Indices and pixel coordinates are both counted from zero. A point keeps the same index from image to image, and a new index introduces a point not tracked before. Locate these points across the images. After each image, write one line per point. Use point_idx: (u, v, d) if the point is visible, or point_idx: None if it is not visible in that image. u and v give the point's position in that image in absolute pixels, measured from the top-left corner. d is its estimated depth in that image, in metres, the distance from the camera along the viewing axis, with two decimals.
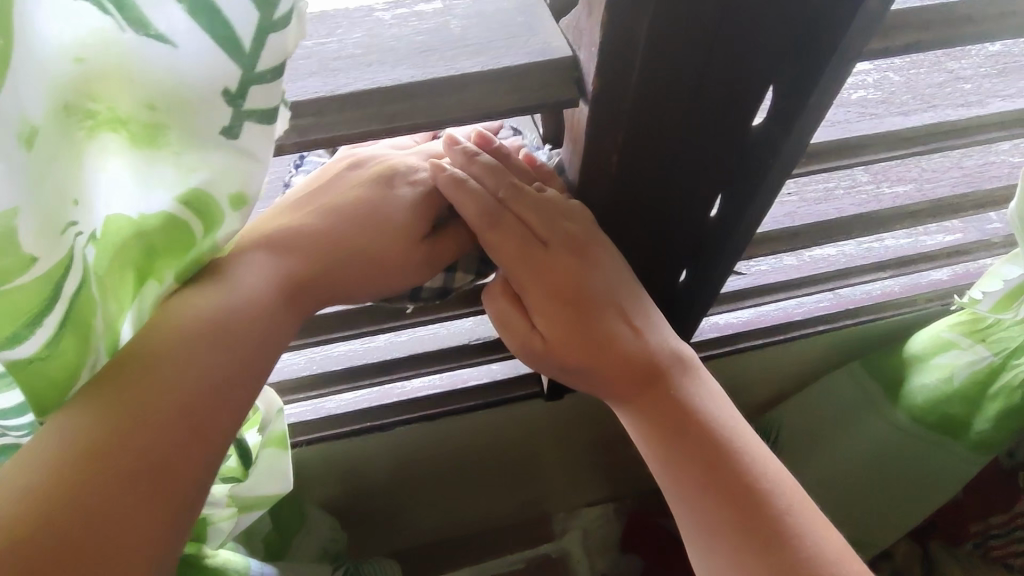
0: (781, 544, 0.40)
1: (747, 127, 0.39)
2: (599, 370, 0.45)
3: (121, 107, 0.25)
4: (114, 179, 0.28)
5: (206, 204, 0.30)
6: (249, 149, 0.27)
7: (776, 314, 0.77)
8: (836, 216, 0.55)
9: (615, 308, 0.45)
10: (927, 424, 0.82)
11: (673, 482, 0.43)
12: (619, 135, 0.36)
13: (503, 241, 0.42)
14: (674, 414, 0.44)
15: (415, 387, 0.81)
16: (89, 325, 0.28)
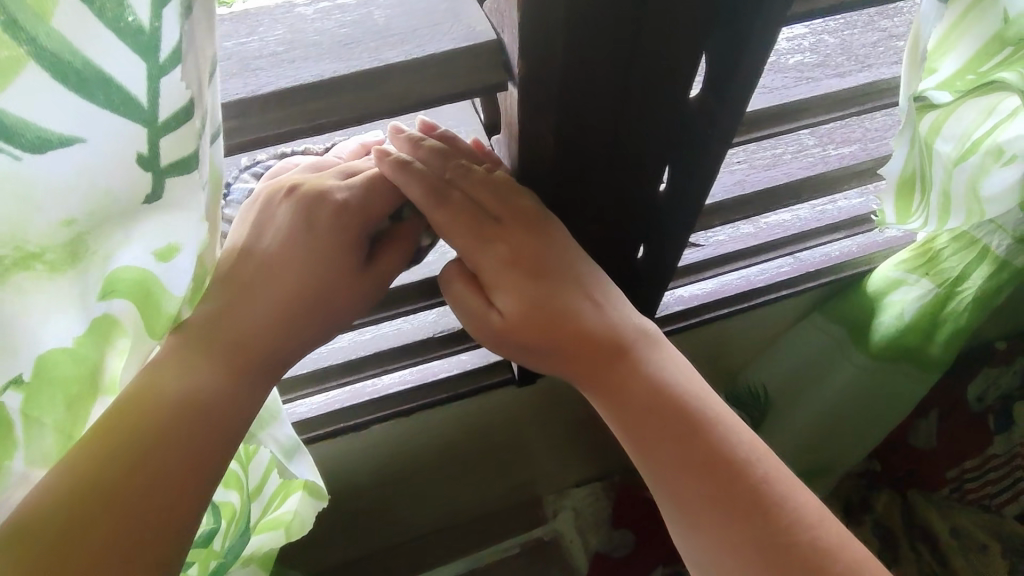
0: (760, 510, 0.41)
1: (685, 98, 0.39)
2: (561, 344, 0.44)
3: (35, 241, 0.25)
4: (42, 311, 0.27)
5: (137, 281, 0.30)
6: (177, 201, 0.28)
7: (739, 284, 0.78)
8: (786, 179, 0.56)
9: (576, 287, 0.45)
10: (883, 358, 0.83)
11: (647, 458, 0.44)
12: (554, 113, 0.36)
13: (452, 219, 0.42)
14: (640, 384, 0.44)
15: (387, 384, 0.80)
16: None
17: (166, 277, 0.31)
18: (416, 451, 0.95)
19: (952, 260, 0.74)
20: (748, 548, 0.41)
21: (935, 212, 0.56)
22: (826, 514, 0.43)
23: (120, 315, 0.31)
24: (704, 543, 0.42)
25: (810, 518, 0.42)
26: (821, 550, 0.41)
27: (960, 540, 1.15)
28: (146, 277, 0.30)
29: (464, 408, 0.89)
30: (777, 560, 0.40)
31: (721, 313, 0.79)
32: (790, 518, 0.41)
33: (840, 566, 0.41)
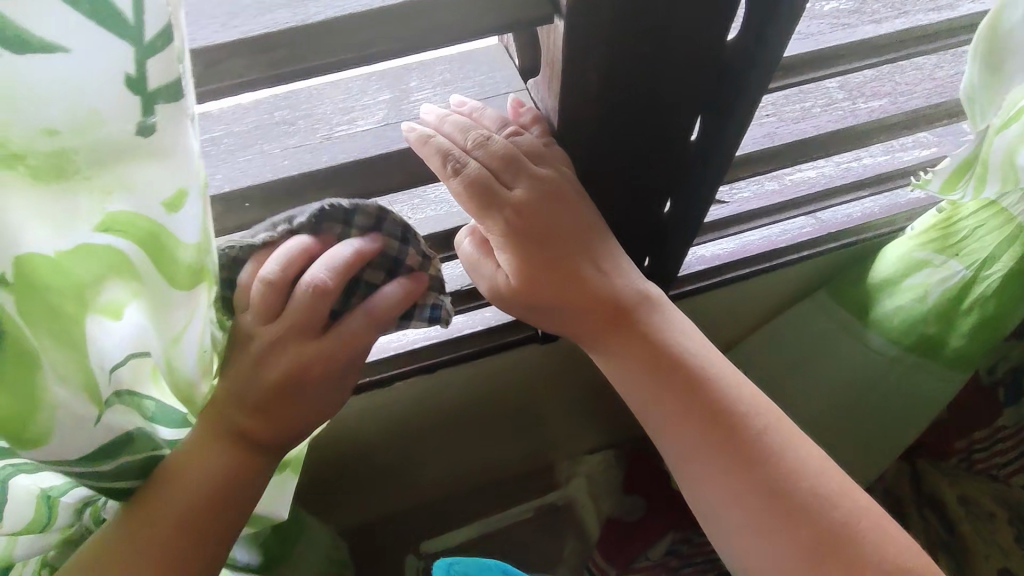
0: (764, 463, 0.43)
1: (724, 41, 0.39)
2: (569, 306, 0.46)
3: (18, 142, 0.24)
4: (30, 220, 0.27)
5: (134, 222, 0.30)
6: (166, 134, 0.27)
7: (761, 243, 0.78)
8: (815, 133, 0.55)
9: (585, 255, 0.46)
10: (904, 346, 0.80)
11: (653, 414, 0.46)
12: (597, 52, 0.36)
13: (469, 188, 0.41)
14: (641, 347, 0.46)
15: (411, 339, 0.82)
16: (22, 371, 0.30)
17: (163, 219, 0.30)
18: (435, 412, 0.96)
19: (981, 241, 0.74)
20: (745, 496, 0.43)
21: (948, 172, 0.59)
22: (830, 468, 0.44)
23: (125, 248, 0.31)
24: (709, 494, 0.44)
25: (809, 468, 0.43)
26: (822, 498, 0.42)
27: (968, 507, 1.16)
28: (152, 225, 0.30)
29: (484, 368, 0.90)
30: (774, 507, 0.42)
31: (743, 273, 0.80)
32: (789, 470, 0.43)
33: (839, 514, 0.42)
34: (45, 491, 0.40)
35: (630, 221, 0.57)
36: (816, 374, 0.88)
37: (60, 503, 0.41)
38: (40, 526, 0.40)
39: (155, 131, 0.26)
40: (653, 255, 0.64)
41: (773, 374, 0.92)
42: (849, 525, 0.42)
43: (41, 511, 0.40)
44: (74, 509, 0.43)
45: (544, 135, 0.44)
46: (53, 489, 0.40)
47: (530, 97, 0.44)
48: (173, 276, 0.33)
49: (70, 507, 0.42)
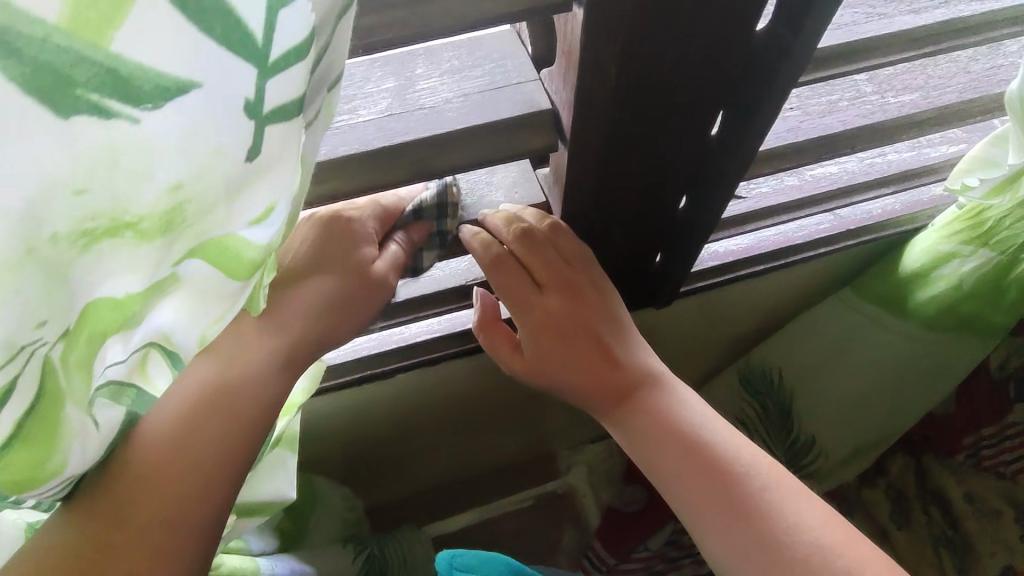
0: (762, 515, 0.47)
1: (752, 33, 0.36)
2: (578, 377, 0.55)
3: (136, 211, 0.23)
4: (122, 276, 0.26)
5: (220, 248, 0.28)
6: (275, 158, 0.25)
7: (775, 239, 0.75)
8: (842, 128, 0.53)
9: (593, 336, 0.55)
10: (943, 328, 0.79)
11: (659, 474, 0.52)
12: (616, 44, 0.33)
13: (503, 276, 0.53)
14: (641, 416, 0.53)
15: (414, 332, 0.80)
16: (51, 418, 0.28)
17: (256, 242, 0.28)
18: (438, 401, 0.95)
19: (1013, 227, 0.70)
20: (748, 547, 0.47)
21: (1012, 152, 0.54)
22: (832, 519, 0.48)
23: (190, 274, 0.29)
24: (717, 549, 0.48)
25: (807, 521, 0.47)
26: (824, 548, 0.46)
27: (973, 504, 1.15)
28: (227, 241, 0.28)
29: (489, 359, 0.89)
30: (777, 559, 0.46)
31: (754, 269, 0.78)
32: (786, 524, 0.47)
33: (842, 561, 0.45)
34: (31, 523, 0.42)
35: (645, 218, 0.54)
36: (844, 366, 0.88)
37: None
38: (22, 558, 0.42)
39: (262, 155, 0.25)
40: (667, 252, 0.63)
41: (798, 369, 0.92)
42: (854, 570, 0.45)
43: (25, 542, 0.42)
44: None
45: (554, 132, 0.41)
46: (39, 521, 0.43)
47: (545, 91, 0.40)
48: (239, 274, 0.29)
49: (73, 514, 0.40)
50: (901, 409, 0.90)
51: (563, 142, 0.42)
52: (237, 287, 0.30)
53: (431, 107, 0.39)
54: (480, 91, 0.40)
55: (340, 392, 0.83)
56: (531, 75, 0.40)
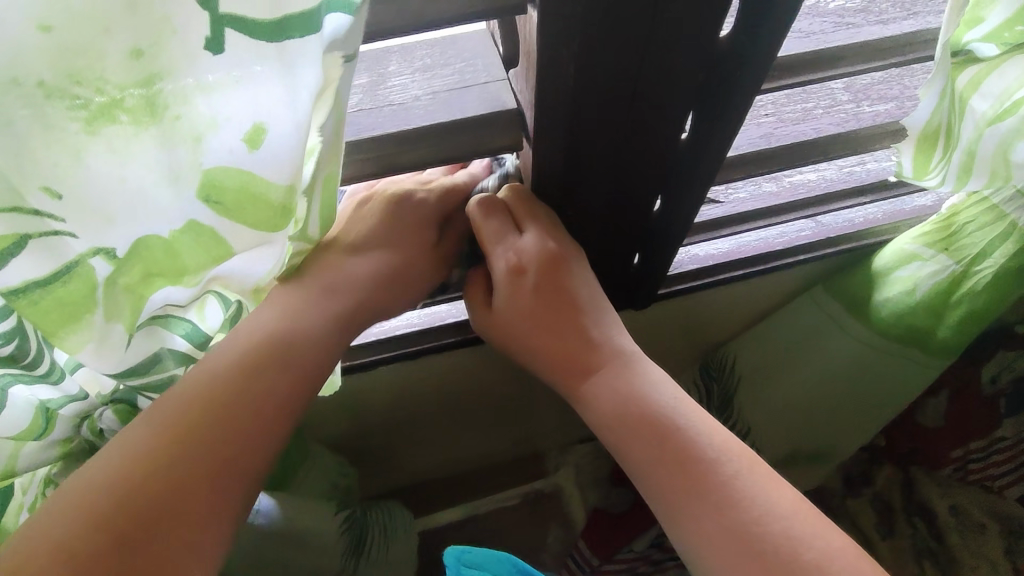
0: (732, 505, 0.46)
1: (713, 39, 0.37)
2: (550, 343, 0.54)
3: (114, 83, 0.26)
4: (147, 181, 0.30)
5: (228, 173, 0.32)
6: (250, 79, 0.29)
7: (756, 245, 0.77)
8: (814, 135, 0.53)
9: (568, 304, 0.54)
10: (891, 337, 0.78)
11: (631, 452, 0.51)
12: (575, 45, 0.34)
13: (486, 222, 0.51)
14: (612, 398, 0.52)
15: (394, 325, 0.81)
16: (72, 306, 0.33)
17: (256, 167, 0.32)
18: (421, 395, 0.96)
19: (976, 235, 0.69)
20: (719, 536, 0.46)
21: (954, 172, 0.54)
22: (803, 509, 0.47)
23: (232, 235, 0.35)
24: (686, 535, 0.47)
25: (783, 512, 0.46)
26: (792, 541, 0.45)
27: (957, 517, 1.14)
28: (240, 174, 0.32)
29: (473, 356, 0.90)
30: (751, 549, 0.45)
31: (737, 275, 0.78)
32: (760, 511, 0.46)
33: (811, 554, 0.44)
34: (42, 402, 0.43)
35: (620, 220, 0.56)
36: (796, 365, 0.88)
37: (58, 415, 0.45)
38: (36, 433, 0.44)
39: (227, 53, 0.27)
40: (643, 253, 0.63)
41: (754, 369, 0.92)
42: (821, 565, 0.44)
43: (37, 419, 0.43)
44: (71, 423, 0.46)
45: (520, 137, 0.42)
46: (50, 401, 0.43)
47: (512, 90, 0.41)
48: (266, 216, 0.35)
49: (68, 419, 0.46)
50: (848, 424, 0.90)
51: (528, 140, 0.42)
52: (265, 228, 0.35)
53: (400, 103, 0.40)
54: (448, 90, 0.40)
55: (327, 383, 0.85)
56: (500, 75, 0.41)
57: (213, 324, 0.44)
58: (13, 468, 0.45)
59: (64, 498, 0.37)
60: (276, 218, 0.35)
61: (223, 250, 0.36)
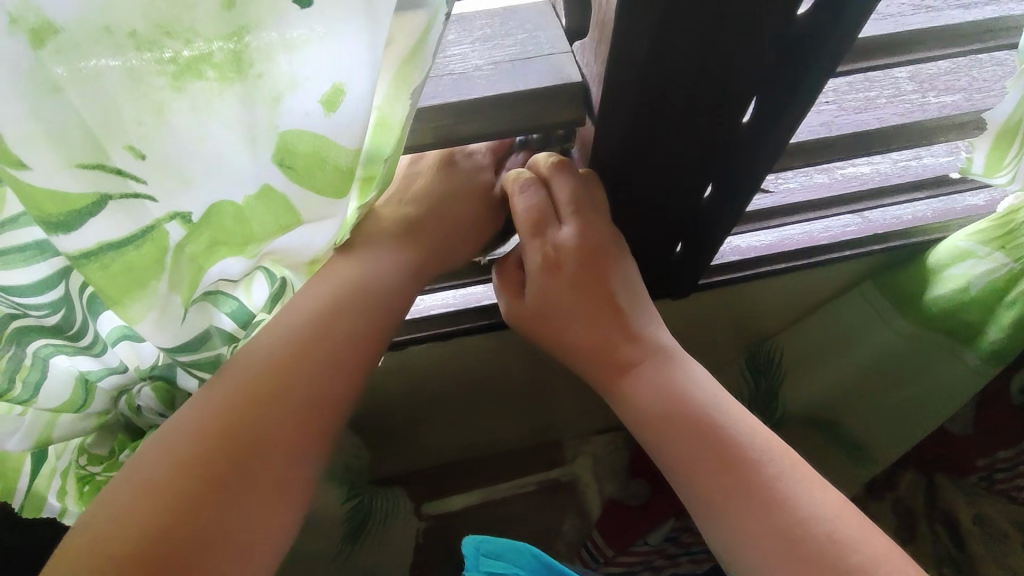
0: (776, 506, 0.45)
1: (792, 17, 0.36)
2: (587, 337, 0.53)
3: (203, 36, 0.26)
4: (226, 143, 0.30)
5: (300, 137, 0.31)
6: (332, 37, 0.28)
7: (801, 238, 0.75)
8: (878, 125, 0.51)
9: (608, 297, 0.53)
10: (937, 330, 0.77)
11: (671, 452, 0.49)
12: (654, 17, 0.33)
13: (529, 206, 0.50)
14: (653, 392, 0.50)
15: (428, 304, 0.81)
16: (138, 272, 0.32)
17: (331, 134, 0.31)
18: (445, 377, 0.95)
19: None
20: (763, 537, 0.45)
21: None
22: (845, 510, 0.46)
23: (301, 204, 0.34)
24: (728, 537, 0.46)
25: (824, 514, 0.45)
26: (839, 543, 0.44)
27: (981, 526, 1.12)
28: (314, 136, 0.31)
29: (501, 340, 0.89)
30: (794, 549, 0.44)
31: (777, 268, 0.76)
32: (803, 512, 0.45)
33: (857, 557, 0.43)
34: (82, 373, 0.43)
35: (670, 206, 0.54)
36: (843, 356, 0.87)
37: (96, 388, 0.44)
38: (76, 406, 0.44)
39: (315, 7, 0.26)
40: (688, 242, 0.62)
41: (799, 358, 0.91)
42: (869, 567, 0.43)
43: (77, 392, 0.43)
44: (109, 396, 0.46)
45: (581, 116, 0.41)
46: (89, 373, 0.43)
47: (576, 63, 0.39)
48: (335, 183, 0.34)
49: (107, 392, 0.45)
50: (894, 423, 0.88)
51: (591, 117, 0.40)
52: (333, 196, 0.34)
53: (461, 73, 0.39)
54: (509, 60, 0.39)
55: None
56: (563, 47, 0.40)
57: (259, 303, 0.42)
58: (48, 438, 0.45)
59: (121, 485, 0.37)
60: (342, 183, 0.34)
61: (289, 220, 0.35)
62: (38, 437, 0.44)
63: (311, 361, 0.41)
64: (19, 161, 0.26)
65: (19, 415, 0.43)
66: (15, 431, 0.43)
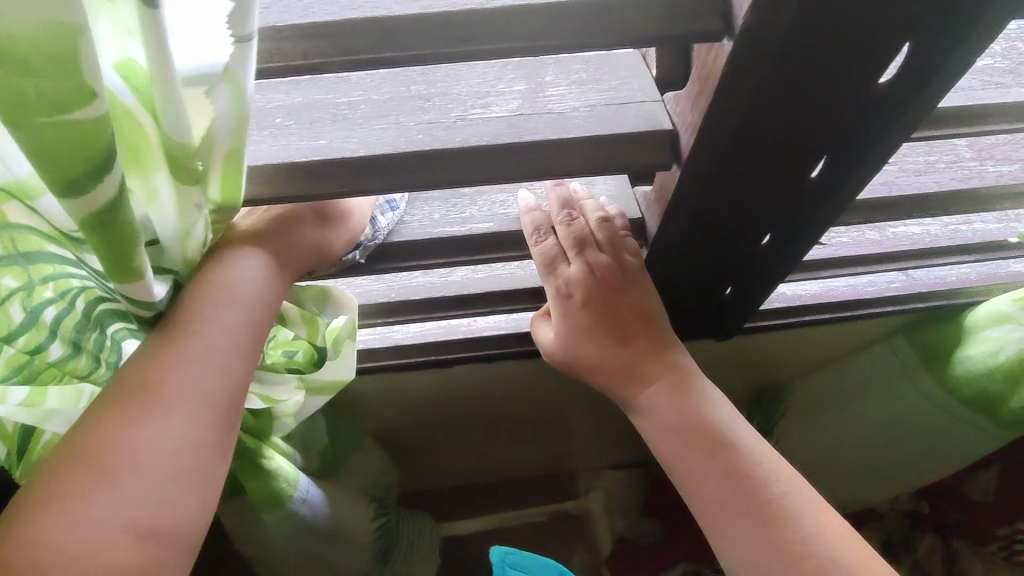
0: (784, 526, 0.46)
1: (874, 86, 0.38)
2: (603, 360, 0.56)
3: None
4: (107, 62, 0.29)
5: (141, 78, 0.30)
6: (157, 39, 0.26)
7: (845, 290, 0.77)
8: (936, 189, 0.53)
9: (625, 324, 0.56)
10: (962, 398, 0.78)
11: (681, 472, 0.51)
12: (756, 77, 0.36)
13: (541, 253, 0.54)
14: (663, 411, 0.53)
15: (482, 327, 0.83)
16: (122, 240, 0.32)
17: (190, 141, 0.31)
18: (476, 397, 0.97)
19: None
20: (770, 555, 0.45)
21: None
22: (852, 532, 0.47)
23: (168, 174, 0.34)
24: (735, 553, 0.47)
25: (829, 532, 0.46)
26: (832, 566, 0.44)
27: None
28: (151, 94, 0.30)
29: (541, 366, 0.91)
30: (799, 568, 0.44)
31: (820, 317, 0.79)
32: (810, 533, 0.46)
33: None
34: None
35: (728, 250, 0.57)
36: (854, 403, 0.87)
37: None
38: None
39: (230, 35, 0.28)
40: (738, 285, 0.65)
41: (813, 402, 0.91)
42: None
43: None
44: None
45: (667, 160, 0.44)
46: None
47: (667, 112, 0.42)
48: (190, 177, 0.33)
49: None
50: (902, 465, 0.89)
51: (679, 164, 0.43)
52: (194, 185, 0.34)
53: (559, 112, 0.42)
54: (605, 104, 0.42)
55: (405, 373, 0.88)
56: (654, 96, 0.43)
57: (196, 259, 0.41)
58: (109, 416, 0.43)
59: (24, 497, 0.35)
60: (191, 176, 0.33)
61: (151, 170, 0.34)
62: None
63: (205, 352, 0.39)
64: (84, 108, 0.27)
65: (82, 406, 0.42)
66: (77, 421, 0.43)
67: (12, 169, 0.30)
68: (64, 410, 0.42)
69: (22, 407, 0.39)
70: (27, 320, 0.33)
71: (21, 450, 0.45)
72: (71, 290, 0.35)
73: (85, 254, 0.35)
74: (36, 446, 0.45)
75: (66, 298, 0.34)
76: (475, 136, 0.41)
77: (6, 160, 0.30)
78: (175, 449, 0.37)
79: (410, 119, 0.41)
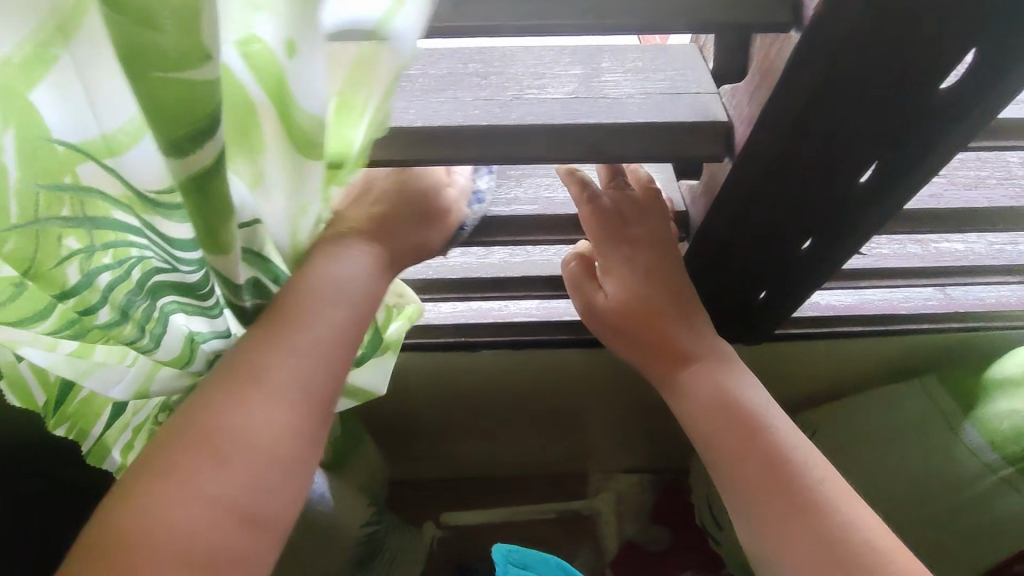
0: (822, 513, 0.45)
1: (934, 92, 0.38)
2: (651, 330, 0.55)
3: None
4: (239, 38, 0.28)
5: (283, 74, 0.29)
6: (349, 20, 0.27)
7: (880, 304, 0.76)
8: (987, 204, 0.53)
9: (675, 299, 0.55)
10: (1007, 454, 0.74)
11: (718, 452, 0.50)
12: (818, 72, 0.36)
13: (597, 221, 0.52)
14: (707, 390, 0.52)
15: (512, 311, 0.85)
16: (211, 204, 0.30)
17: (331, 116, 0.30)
18: (497, 386, 0.97)
19: None
20: (808, 544, 0.44)
21: None
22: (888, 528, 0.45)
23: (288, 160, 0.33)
24: (766, 539, 0.46)
25: (864, 523, 0.45)
26: None
27: None
28: (295, 88, 0.29)
29: (565, 357, 0.92)
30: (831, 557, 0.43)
31: (852, 329, 0.78)
32: (850, 520, 0.45)
33: None
34: (191, 333, 0.41)
35: (766, 251, 0.57)
36: (891, 454, 0.84)
37: (200, 348, 0.42)
38: (181, 361, 0.41)
39: None
40: (772, 290, 0.65)
41: (839, 443, 0.88)
42: None
43: (184, 350, 0.41)
44: (207, 359, 0.43)
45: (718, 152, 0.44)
46: (197, 334, 0.41)
47: (722, 104, 0.42)
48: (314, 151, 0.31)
49: (207, 356, 0.43)
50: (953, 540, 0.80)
51: (730, 157, 0.44)
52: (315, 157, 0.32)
53: (614, 98, 0.42)
54: (661, 93, 0.42)
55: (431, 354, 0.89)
56: (710, 88, 0.43)
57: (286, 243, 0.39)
58: (145, 391, 0.42)
59: (138, 472, 0.34)
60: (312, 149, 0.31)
61: (263, 155, 0.33)
62: (138, 388, 0.41)
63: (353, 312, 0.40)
64: (197, 68, 0.25)
65: (127, 364, 0.39)
66: (120, 380, 0.39)
67: (97, 122, 0.27)
68: (110, 366, 0.38)
69: (72, 356, 0.36)
70: (83, 281, 0.32)
71: (58, 403, 0.42)
72: (130, 260, 0.34)
73: (160, 220, 0.32)
74: (73, 401, 0.42)
75: (124, 266, 0.33)
76: (530, 113, 0.41)
77: (96, 109, 0.27)
78: (288, 414, 0.36)
79: (468, 93, 0.42)
